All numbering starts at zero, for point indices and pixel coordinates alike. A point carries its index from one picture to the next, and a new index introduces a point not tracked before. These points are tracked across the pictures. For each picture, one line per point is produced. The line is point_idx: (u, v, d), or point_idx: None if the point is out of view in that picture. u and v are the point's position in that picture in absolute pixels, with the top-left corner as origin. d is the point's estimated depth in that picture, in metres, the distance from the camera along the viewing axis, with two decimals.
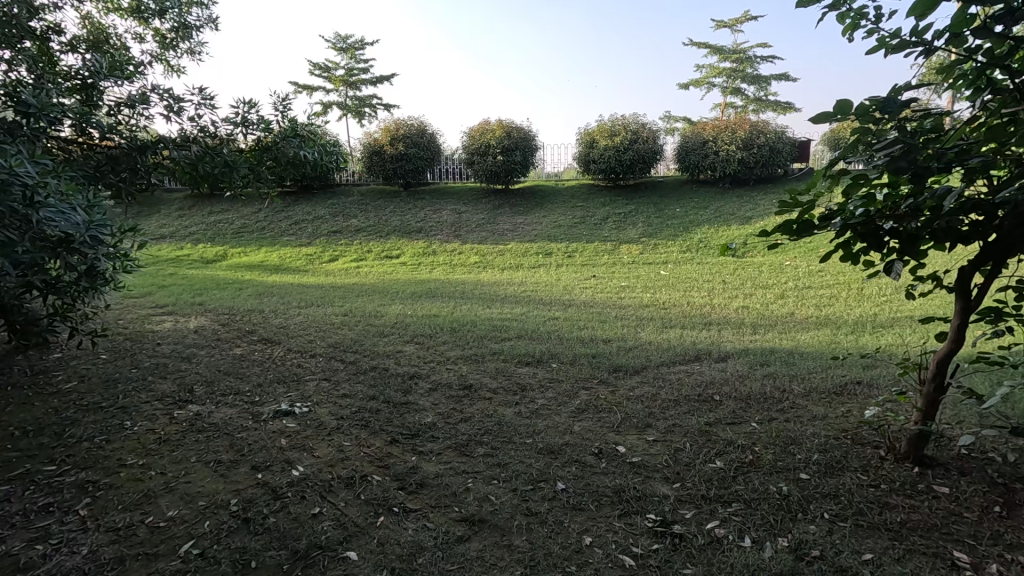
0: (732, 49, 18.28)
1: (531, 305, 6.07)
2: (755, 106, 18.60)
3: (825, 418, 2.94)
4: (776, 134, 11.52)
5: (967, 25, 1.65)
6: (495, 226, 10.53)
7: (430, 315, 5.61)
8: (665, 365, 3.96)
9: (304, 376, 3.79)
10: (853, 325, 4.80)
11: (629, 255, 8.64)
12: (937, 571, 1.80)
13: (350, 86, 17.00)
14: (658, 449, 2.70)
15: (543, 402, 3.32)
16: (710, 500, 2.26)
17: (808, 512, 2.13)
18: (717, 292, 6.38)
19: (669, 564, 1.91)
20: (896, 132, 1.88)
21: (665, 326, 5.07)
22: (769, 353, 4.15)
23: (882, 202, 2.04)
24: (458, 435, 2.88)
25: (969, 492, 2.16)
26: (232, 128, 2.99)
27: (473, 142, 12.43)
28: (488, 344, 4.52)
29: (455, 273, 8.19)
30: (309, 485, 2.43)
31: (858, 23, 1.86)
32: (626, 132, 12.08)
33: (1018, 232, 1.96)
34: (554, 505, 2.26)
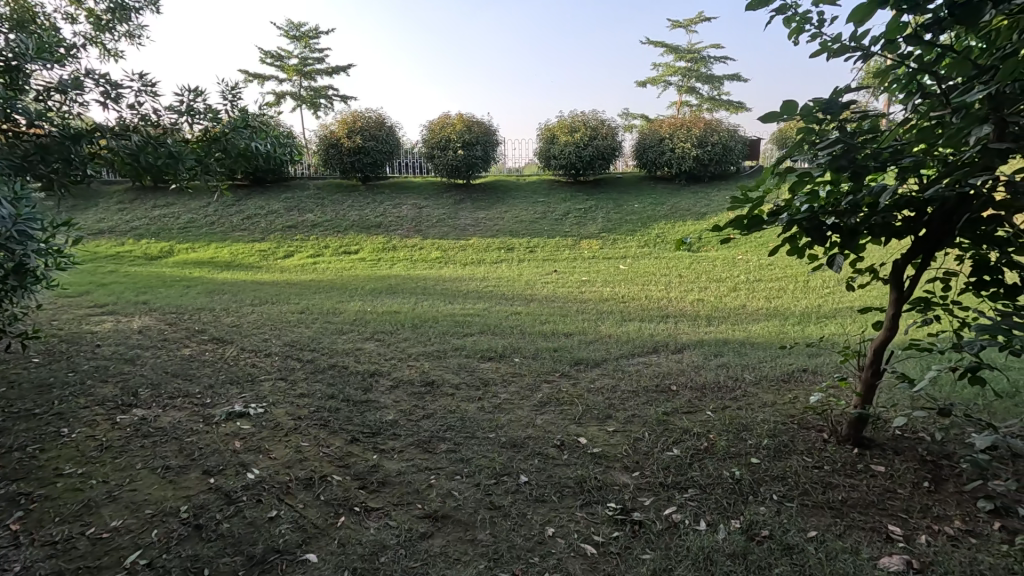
0: (687, 49, 18.77)
1: (493, 300, 6.06)
2: (709, 105, 19.18)
3: (774, 404, 3.09)
4: (729, 133, 11.93)
5: (900, 32, 1.78)
6: (456, 221, 10.46)
7: (391, 311, 5.53)
8: (625, 357, 4.06)
9: (258, 376, 3.66)
10: (800, 316, 5.05)
11: (589, 250, 8.78)
12: (873, 544, 1.93)
13: (303, 76, 16.46)
14: (618, 439, 2.76)
15: (505, 396, 3.34)
16: (668, 487, 2.33)
17: (759, 495, 2.23)
18: (674, 286, 6.57)
19: (628, 550, 1.96)
20: (837, 132, 2.04)
21: (624, 319, 5.19)
22: (722, 343, 4.31)
23: (825, 199, 2.17)
24: (420, 432, 2.86)
25: (902, 469, 2.32)
26: (176, 117, 2.82)
27: (432, 135, 12.27)
28: (450, 340, 4.50)
29: (416, 269, 8.09)
30: (265, 488, 2.35)
31: (803, 28, 1.98)
32: (586, 129, 12.22)
33: (945, 228, 2.11)
34: (517, 497, 2.28)
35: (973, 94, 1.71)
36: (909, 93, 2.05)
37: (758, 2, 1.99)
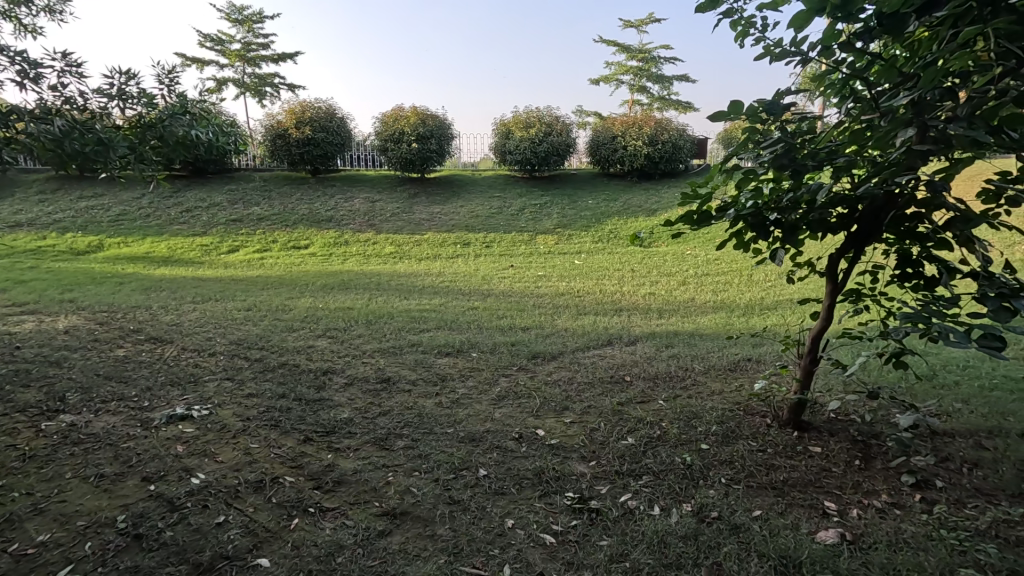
0: (638, 49, 19.19)
1: (450, 295, 6.02)
2: (659, 104, 19.71)
3: (721, 393, 3.23)
4: (678, 132, 12.31)
5: (835, 40, 1.90)
6: (410, 215, 10.29)
7: (344, 308, 5.39)
8: (581, 350, 4.14)
9: (202, 376, 3.48)
10: (744, 308, 5.30)
11: (545, 245, 8.86)
12: (811, 519, 2.06)
13: (246, 62, 15.68)
14: (575, 430, 2.82)
15: (464, 391, 3.33)
16: (623, 474, 2.40)
17: (709, 479, 2.33)
18: (627, 281, 6.74)
19: (586, 538, 2.00)
20: (779, 132, 2.15)
21: (580, 313, 5.28)
22: (673, 335, 4.46)
23: (767, 197, 2.29)
24: (377, 429, 2.80)
25: (837, 450, 2.48)
26: (105, 101, 2.63)
27: (385, 127, 12.00)
28: (407, 336, 4.44)
29: (369, 264, 7.91)
30: (211, 493, 2.24)
31: (747, 32, 2.07)
32: (541, 125, 12.31)
33: (875, 224, 2.26)
34: (477, 491, 2.28)
35: (899, 100, 1.84)
36: (842, 97, 2.19)
37: (706, 4, 2.07)
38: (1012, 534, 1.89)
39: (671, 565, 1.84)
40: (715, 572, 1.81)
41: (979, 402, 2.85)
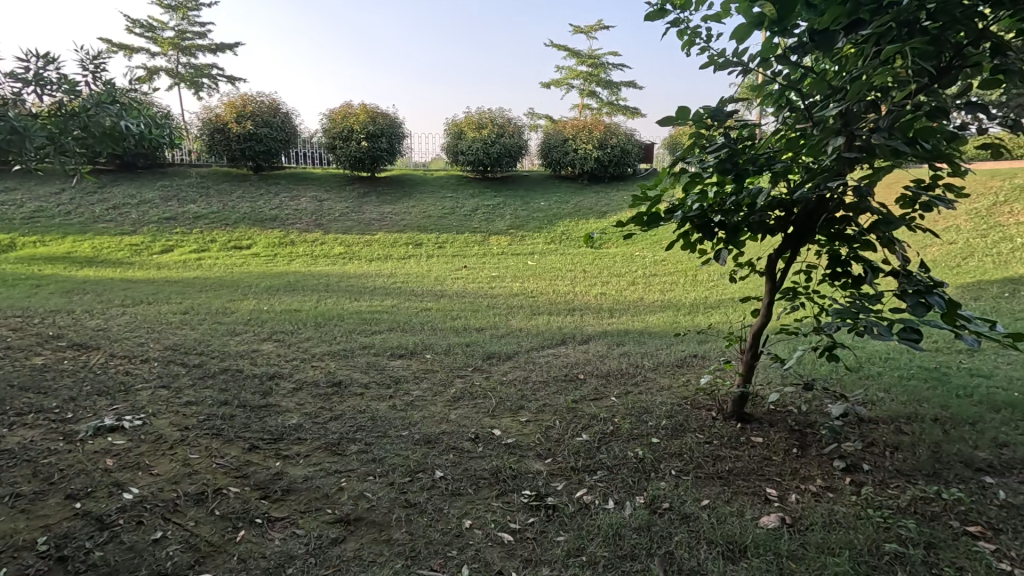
0: (588, 54, 19.61)
1: (402, 296, 5.92)
2: (608, 109, 20.22)
3: (670, 388, 3.35)
4: (626, 137, 12.68)
5: (772, 52, 2.04)
6: (360, 215, 10.04)
7: (291, 310, 5.18)
8: (535, 349, 4.18)
9: (135, 384, 3.25)
10: (690, 307, 5.52)
11: (498, 245, 8.90)
12: (754, 505, 2.17)
13: (181, 51, 14.80)
14: (531, 429, 2.84)
15: (418, 393, 3.28)
16: (579, 470, 2.44)
17: (660, 471, 2.41)
18: (579, 281, 6.86)
19: (544, 534, 2.02)
20: (723, 137, 2.28)
21: (534, 313, 5.34)
22: (623, 333, 4.59)
23: (712, 199, 2.41)
24: (328, 434, 2.72)
25: (776, 439, 2.63)
26: (19, 86, 2.40)
27: (333, 125, 11.65)
28: (358, 338, 4.32)
29: (317, 265, 7.65)
30: (147, 508, 2.10)
31: (693, 41, 2.17)
32: (493, 127, 12.34)
33: (808, 226, 2.40)
34: (433, 493, 2.25)
35: (829, 111, 1.99)
36: (779, 107, 2.34)
37: (655, 13, 2.15)
38: (928, 509, 2.06)
39: (626, 557, 1.88)
40: (667, 561, 1.87)
41: (898, 391, 3.11)
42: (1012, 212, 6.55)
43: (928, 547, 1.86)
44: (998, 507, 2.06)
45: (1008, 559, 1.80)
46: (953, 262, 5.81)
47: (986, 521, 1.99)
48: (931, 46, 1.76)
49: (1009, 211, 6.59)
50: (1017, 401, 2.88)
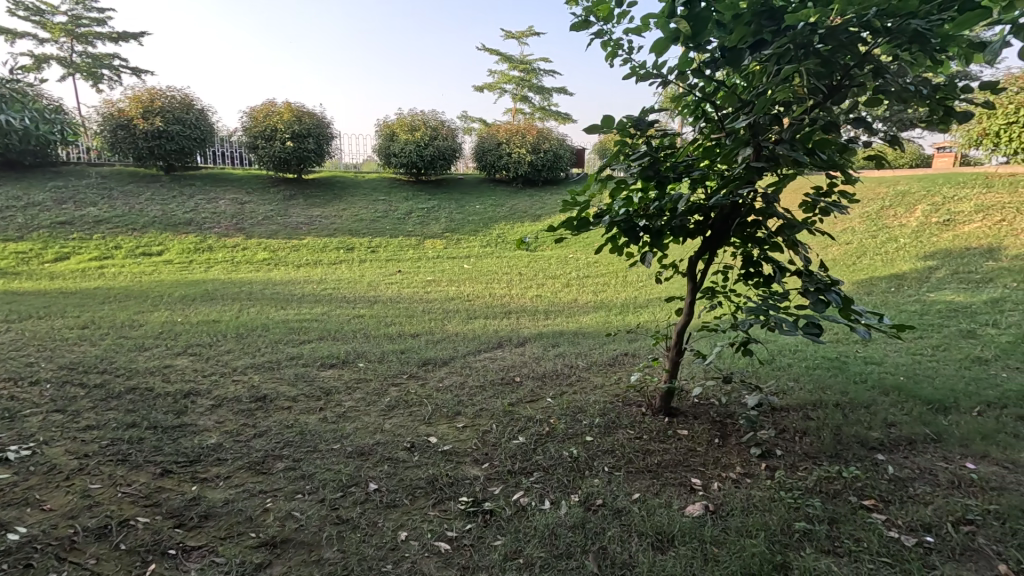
0: (519, 60, 19.86)
1: (332, 303, 5.70)
2: (541, 114, 20.60)
3: (603, 386, 3.46)
4: (558, 141, 12.97)
5: (688, 66, 2.19)
6: (286, 219, 9.57)
7: (208, 321, 4.83)
8: (471, 354, 4.16)
9: (22, 410, 2.90)
10: (621, 307, 5.73)
11: (434, 249, 8.79)
12: (681, 495, 2.28)
13: (75, 38, 13.45)
14: (467, 434, 2.83)
15: (351, 404, 3.17)
16: (515, 473, 2.46)
17: (593, 469, 2.48)
18: (514, 284, 6.91)
19: (481, 540, 2.01)
20: (645, 146, 2.41)
21: (469, 317, 5.32)
22: (558, 335, 4.68)
23: (637, 205, 2.52)
24: (251, 453, 2.56)
25: (700, 431, 2.78)
26: None
27: (254, 124, 11.03)
28: (285, 349, 4.11)
29: (239, 272, 7.20)
30: (37, 549, 1.87)
31: (616, 52, 2.28)
32: (426, 129, 12.19)
33: (724, 229, 2.57)
34: (366, 507, 2.18)
35: (739, 122, 2.16)
36: (696, 117, 2.50)
37: (580, 24, 2.22)
38: (831, 488, 2.26)
39: (561, 556, 1.91)
40: (601, 556, 1.91)
41: (805, 379, 3.39)
42: (897, 215, 7.33)
43: (831, 522, 2.03)
44: (888, 481, 2.30)
45: (896, 526, 2.01)
46: (850, 261, 6.43)
47: (879, 494, 2.21)
48: (823, 66, 1.93)
49: (894, 214, 7.38)
50: (903, 384, 3.23)
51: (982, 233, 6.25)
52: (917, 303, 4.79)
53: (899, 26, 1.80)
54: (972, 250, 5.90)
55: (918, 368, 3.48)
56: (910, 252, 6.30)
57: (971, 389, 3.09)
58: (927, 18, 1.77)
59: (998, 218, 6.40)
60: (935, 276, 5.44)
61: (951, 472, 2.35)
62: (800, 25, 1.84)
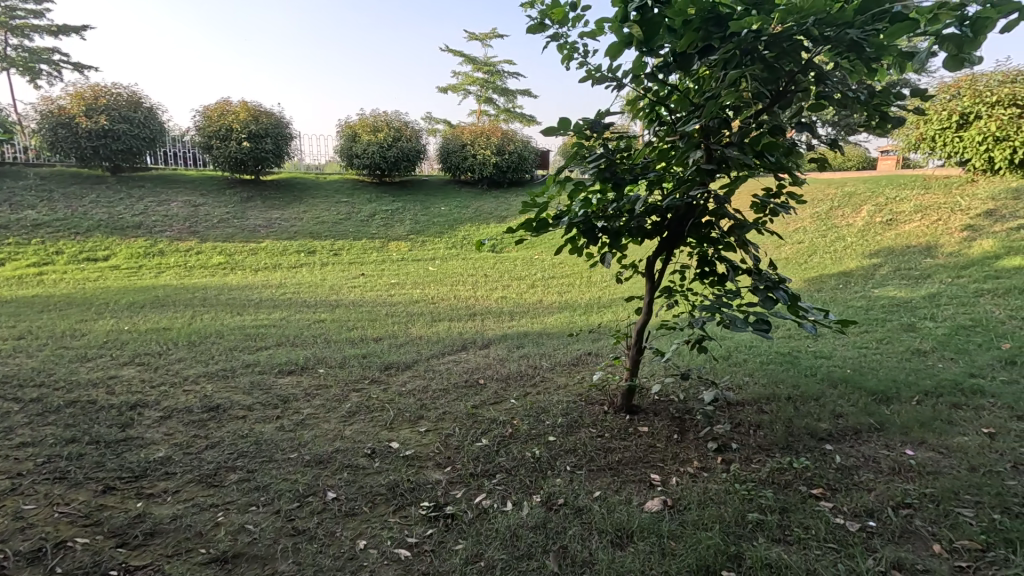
0: (483, 61, 19.85)
1: (292, 308, 5.55)
2: (506, 116, 20.64)
3: (566, 386, 3.50)
4: (523, 143, 13.01)
5: (642, 69, 2.24)
6: (243, 221, 9.27)
7: (157, 329, 4.62)
8: (435, 357, 4.12)
9: None
10: (585, 307, 5.80)
11: (398, 252, 8.68)
12: (641, 491, 2.32)
13: (10, 31, 12.67)
14: (430, 438, 2.80)
15: (310, 411, 3.09)
16: (477, 476, 2.45)
17: (555, 468, 2.50)
18: (479, 286, 6.90)
19: (442, 545, 1.99)
20: (601, 148, 2.45)
21: (434, 320, 5.27)
22: (523, 336, 4.70)
23: (595, 206, 2.55)
24: (203, 465, 2.46)
25: (660, 427, 2.84)
26: None
27: (208, 123, 10.64)
28: (241, 356, 3.98)
29: (192, 277, 6.92)
30: None
31: (572, 56, 2.31)
32: (389, 130, 12.03)
33: (680, 229, 2.62)
34: (324, 517, 2.13)
35: (691, 125, 2.22)
36: (651, 120, 2.56)
37: (535, 27, 2.24)
38: (783, 478, 2.34)
39: (522, 557, 1.92)
40: (561, 555, 1.92)
41: (759, 374, 3.52)
42: (845, 216, 7.68)
43: (782, 512, 2.11)
44: (834, 470, 2.40)
45: (842, 513, 2.10)
46: (801, 260, 6.70)
47: (826, 483, 2.30)
48: (768, 72, 2.00)
49: (841, 215, 7.73)
50: (849, 376, 3.38)
51: (921, 231, 6.62)
52: (862, 299, 5.03)
53: (837, 35, 1.89)
54: (912, 248, 6.25)
55: (863, 361, 3.65)
56: (856, 251, 6.62)
57: (910, 380, 3.26)
58: (862, 28, 1.86)
59: (935, 217, 6.79)
60: (879, 273, 5.73)
61: (892, 458, 2.47)
62: (745, 32, 1.91)
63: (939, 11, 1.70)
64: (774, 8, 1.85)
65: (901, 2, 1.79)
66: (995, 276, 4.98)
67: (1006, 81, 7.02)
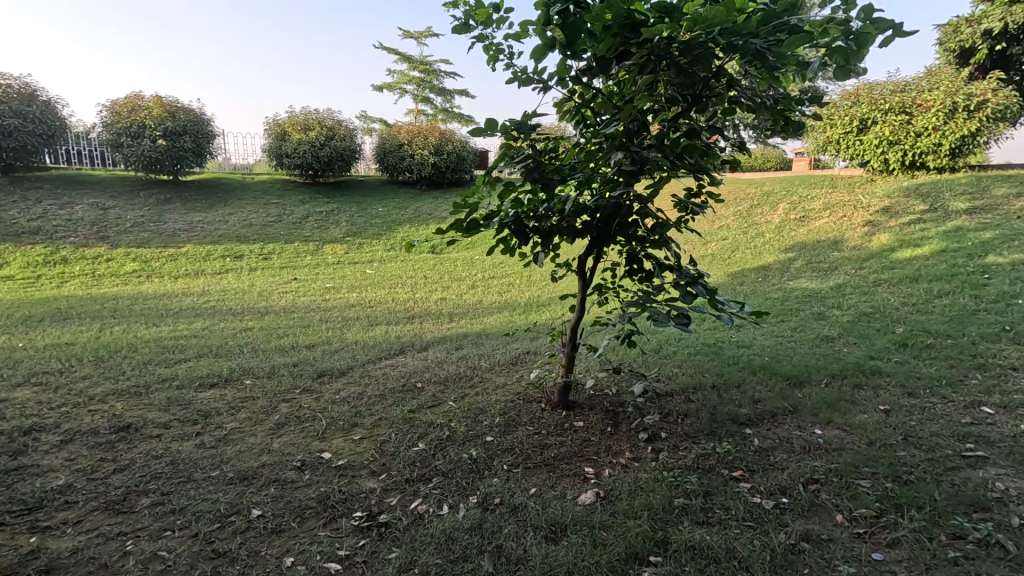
0: (419, 60, 19.57)
1: (216, 317, 5.24)
2: (444, 116, 20.47)
3: (504, 385, 3.52)
4: (461, 143, 12.94)
5: (566, 73, 2.30)
6: (161, 225, 8.63)
7: (58, 344, 4.21)
8: (371, 362, 4.02)
9: None
10: (524, 306, 5.86)
11: (333, 254, 8.40)
12: (575, 485, 2.37)
13: None
14: (364, 446, 2.73)
15: (234, 425, 2.92)
16: (413, 481, 2.41)
17: (492, 468, 2.50)
18: (419, 288, 6.80)
19: (374, 555, 1.94)
20: (529, 149, 2.47)
21: (371, 324, 5.15)
22: (462, 337, 4.68)
23: (526, 207, 2.56)
24: (110, 491, 2.27)
25: (595, 421, 2.92)
26: None
27: (117, 119, 9.83)
28: (157, 370, 3.70)
29: (101, 286, 6.37)
30: None
31: (497, 57, 2.33)
32: (321, 128, 11.60)
33: (608, 227, 2.68)
34: (248, 536, 2.02)
35: (612, 127, 2.30)
36: (577, 121, 2.62)
37: (459, 28, 2.24)
38: (706, 463, 2.47)
39: (457, 560, 1.90)
40: (496, 555, 1.93)
41: (687, 364, 3.70)
42: (764, 213, 8.21)
43: (706, 495, 2.22)
44: (753, 452, 2.56)
45: (759, 492, 2.25)
46: (726, 255, 7.10)
47: (745, 465, 2.45)
48: (683, 76, 2.09)
49: (761, 212, 8.26)
50: (767, 364, 3.62)
51: (829, 227, 7.19)
52: (779, 291, 5.40)
53: (742, 45, 1.99)
54: (821, 242, 6.78)
55: (779, 349, 3.92)
56: (774, 246, 7.10)
57: (820, 364, 3.54)
58: (765, 38, 1.97)
59: (841, 214, 7.39)
60: (793, 267, 6.17)
61: (803, 438, 2.67)
62: (657, 39, 1.99)
63: (829, 25, 1.86)
64: (683, 16, 1.93)
65: (796, 16, 1.93)
66: (891, 267, 5.49)
67: (897, 90, 7.75)
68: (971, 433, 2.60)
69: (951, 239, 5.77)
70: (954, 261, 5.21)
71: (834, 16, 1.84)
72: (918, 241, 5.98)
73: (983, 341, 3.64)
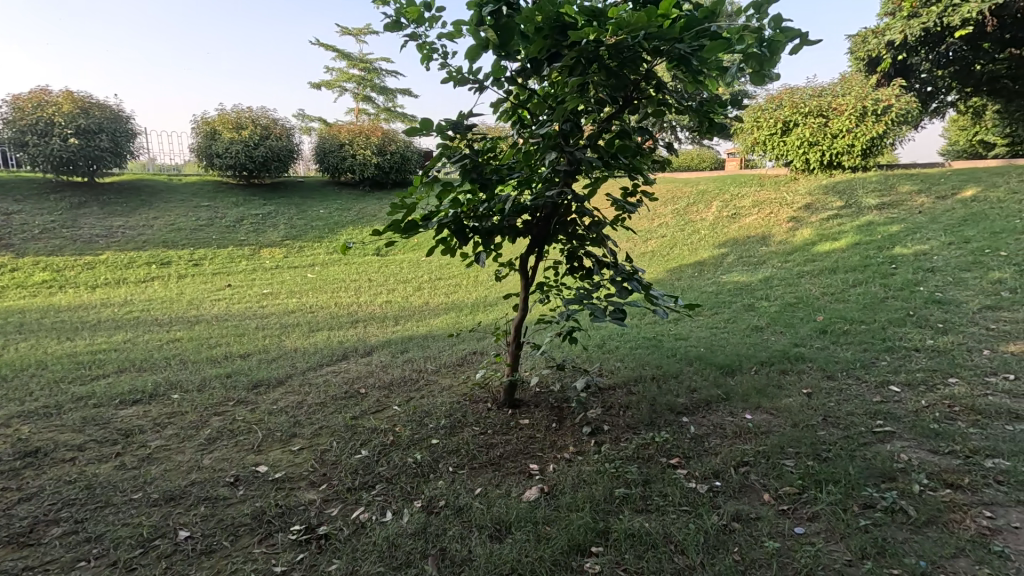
0: (359, 58, 19.06)
1: (141, 328, 4.89)
2: (386, 115, 20.05)
3: (449, 387, 3.49)
4: (405, 143, 12.72)
5: (501, 73, 2.32)
6: (75, 230, 7.96)
7: None
8: (312, 370, 3.88)
9: None
10: (470, 306, 5.84)
11: (271, 258, 8.05)
12: (520, 483, 2.39)
13: None
14: (304, 456, 2.63)
15: (159, 443, 2.74)
16: (355, 490, 2.35)
17: (438, 471, 2.48)
18: (363, 291, 6.63)
19: (314, 567, 1.88)
20: (466, 149, 2.44)
21: (311, 330, 4.97)
22: (407, 340, 4.60)
23: (466, 207, 2.54)
24: (13, 523, 2.07)
25: (540, 418, 2.95)
26: None
27: (20, 115, 8.96)
28: (70, 389, 3.40)
29: (5, 299, 5.80)
30: None
31: (431, 56, 2.30)
32: (255, 127, 11.07)
33: (549, 226, 2.71)
34: (174, 560, 1.90)
35: (546, 127, 2.33)
36: (514, 121, 2.64)
37: (391, 26, 2.20)
38: (646, 453, 2.56)
39: (400, 566, 1.88)
40: (440, 557, 1.92)
41: (628, 358, 3.82)
42: (699, 211, 8.59)
43: (645, 484, 2.30)
44: (689, 439, 2.67)
45: (693, 477, 2.35)
46: (665, 252, 7.36)
47: (681, 452, 2.56)
48: (612, 78, 2.14)
49: (697, 210, 8.64)
50: (702, 354, 3.79)
51: (758, 223, 7.62)
52: (714, 285, 5.67)
53: (668, 49, 2.05)
54: (751, 238, 7.17)
55: (713, 340, 4.12)
56: (709, 241, 7.44)
57: (749, 353, 3.74)
58: (689, 43, 2.03)
59: (769, 211, 7.85)
60: (726, 261, 6.49)
61: (735, 423, 2.82)
62: (585, 42, 2.02)
63: (744, 32, 1.97)
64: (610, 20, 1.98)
65: (715, 23, 2.03)
66: (813, 259, 5.89)
67: (816, 94, 8.30)
68: (881, 410, 2.83)
69: (864, 233, 6.26)
70: (867, 253, 5.65)
71: (749, 25, 1.96)
72: (836, 235, 6.45)
73: (892, 326, 3.97)
